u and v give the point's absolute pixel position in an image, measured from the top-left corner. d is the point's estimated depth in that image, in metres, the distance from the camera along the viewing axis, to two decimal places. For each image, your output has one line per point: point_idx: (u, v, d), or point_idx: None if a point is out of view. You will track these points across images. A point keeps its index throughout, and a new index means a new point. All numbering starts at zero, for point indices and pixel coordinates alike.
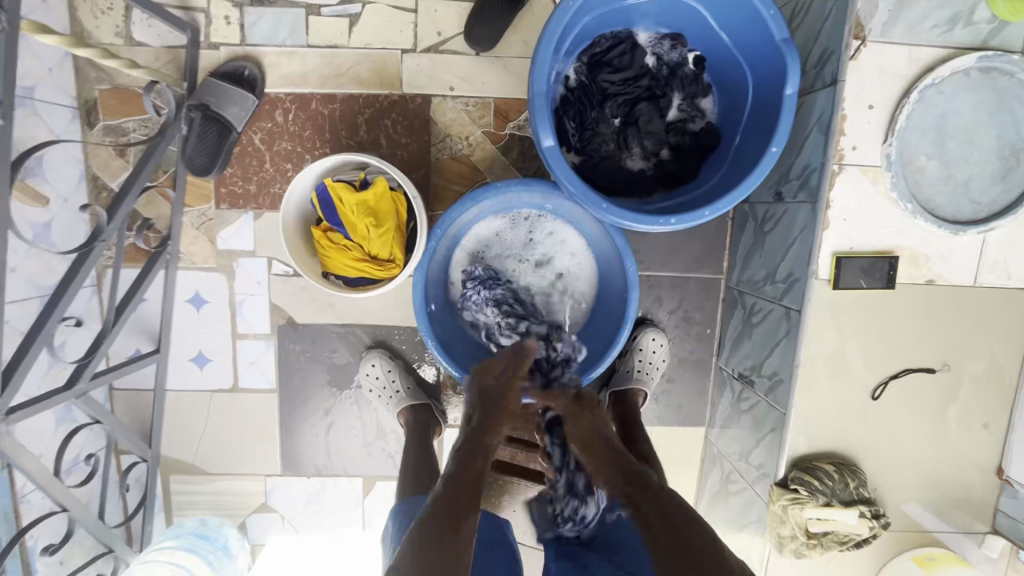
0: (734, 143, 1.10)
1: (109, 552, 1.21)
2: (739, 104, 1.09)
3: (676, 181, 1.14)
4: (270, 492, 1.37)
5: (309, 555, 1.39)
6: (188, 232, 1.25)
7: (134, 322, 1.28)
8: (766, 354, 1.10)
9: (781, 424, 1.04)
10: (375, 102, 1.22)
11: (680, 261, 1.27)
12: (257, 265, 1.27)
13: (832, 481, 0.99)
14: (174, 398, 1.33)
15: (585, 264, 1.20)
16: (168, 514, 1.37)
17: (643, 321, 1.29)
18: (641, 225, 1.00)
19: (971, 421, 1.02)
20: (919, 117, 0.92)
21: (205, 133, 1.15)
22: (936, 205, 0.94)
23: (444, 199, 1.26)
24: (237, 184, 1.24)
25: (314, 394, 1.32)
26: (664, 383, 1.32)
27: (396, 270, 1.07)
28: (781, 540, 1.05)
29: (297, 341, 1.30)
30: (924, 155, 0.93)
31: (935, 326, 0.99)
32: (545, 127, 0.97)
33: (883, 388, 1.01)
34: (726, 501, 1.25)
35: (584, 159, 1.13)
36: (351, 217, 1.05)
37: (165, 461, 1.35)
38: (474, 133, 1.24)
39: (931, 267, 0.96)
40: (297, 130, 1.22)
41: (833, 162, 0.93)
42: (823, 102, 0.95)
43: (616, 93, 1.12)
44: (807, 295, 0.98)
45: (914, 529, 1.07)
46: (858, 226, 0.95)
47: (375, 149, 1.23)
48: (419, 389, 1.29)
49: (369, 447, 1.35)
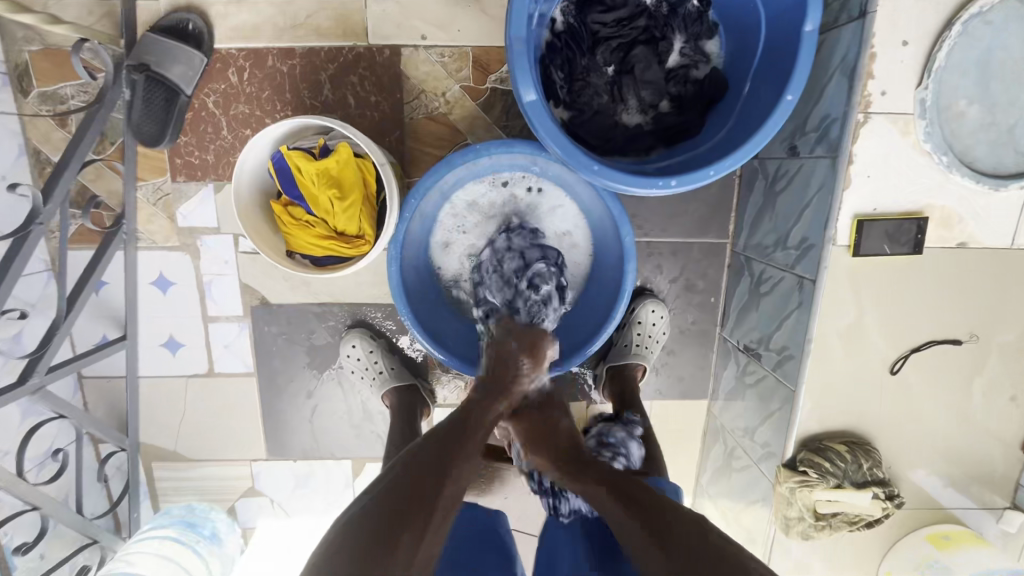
0: (743, 91, 0.97)
1: (94, 543, 1.18)
2: (749, 45, 0.96)
3: (678, 137, 1.02)
4: (257, 476, 1.33)
5: (301, 537, 1.36)
6: (144, 209, 1.15)
7: (98, 307, 1.20)
8: (775, 327, 1.01)
9: (790, 402, 0.96)
10: (339, 56, 1.08)
11: (681, 226, 1.16)
12: (222, 242, 1.17)
13: (845, 463, 0.92)
14: (149, 385, 1.26)
15: (580, 231, 1.09)
16: (154, 500, 1.34)
17: (642, 292, 1.20)
18: (638, 189, 0.89)
19: (997, 394, 0.94)
20: (960, 53, 0.79)
21: (151, 96, 1.04)
22: (974, 157, 0.82)
23: (422, 164, 1.14)
24: (194, 154, 1.12)
25: (295, 377, 1.25)
26: (665, 356, 1.24)
27: (366, 246, 0.97)
28: (787, 522, 1.00)
29: (272, 322, 1.21)
30: (964, 99, 0.80)
31: (965, 293, 0.89)
32: (526, 80, 0.85)
33: (903, 361, 0.92)
34: (729, 477, 1.20)
35: (574, 115, 1.01)
36: (312, 189, 0.95)
37: (146, 448, 1.30)
38: (452, 88, 1.11)
39: (964, 229, 0.86)
40: (254, 92, 1.10)
41: (857, 111, 0.81)
42: (848, 40, 0.82)
43: (609, 38, 0.99)
44: (823, 263, 0.88)
45: (929, 506, 1.01)
46: (884, 185, 0.84)
47: (342, 110, 1.10)
48: (405, 369, 1.22)
49: (356, 429, 1.30)
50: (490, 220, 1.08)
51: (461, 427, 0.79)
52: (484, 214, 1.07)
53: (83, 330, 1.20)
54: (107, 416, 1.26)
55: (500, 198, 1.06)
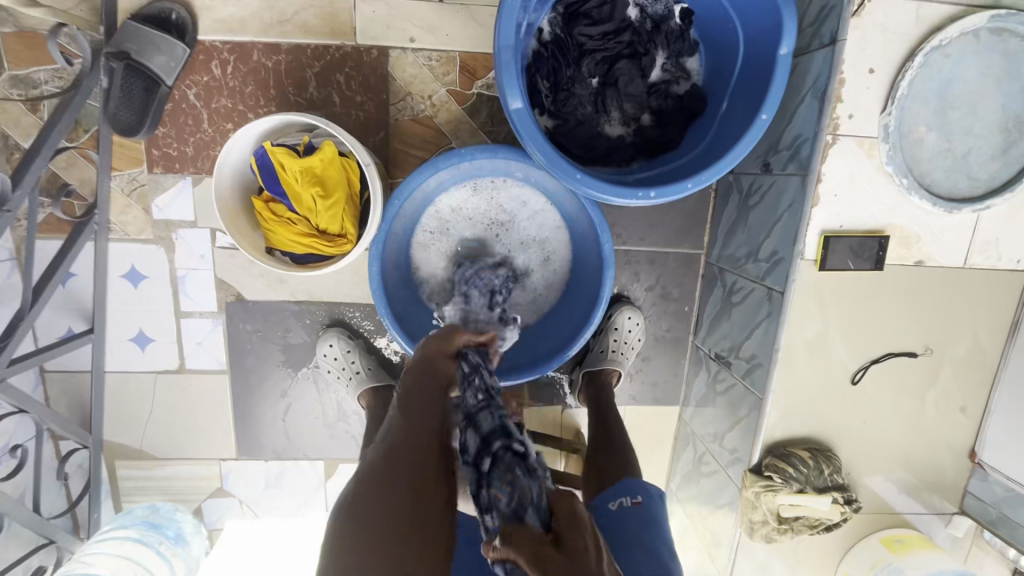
0: (721, 108, 1.01)
1: (51, 543, 1.14)
2: (727, 64, 1.00)
3: (657, 150, 1.05)
4: (226, 476, 1.30)
5: (269, 539, 1.34)
6: (118, 200, 1.12)
7: (64, 299, 1.16)
8: (745, 337, 1.05)
9: (758, 409, 1.00)
10: (325, 54, 1.08)
11: (659, 235, 1.19)
12: (198, 236, 1.15)
13: (807, 468, 0.96)
14: (115, 381, 1.23)
15: (558, 237, 1.12)
16: (116, 500, 1.30)
17: (619, 299, 1.23)
18: (619, 199, 0.91)
19: (948, 405, 1.00)
20: (923, 82, 0.84)
21: (129, 86, 1.02)
22: (932, 180, 0.87)
23: (406, 165, 1.15)
24: (172, 145, 1.10)
25: (269, 375, 1.24)
26: (639, 362, 1.27)
27: (348, 246, 0.97)
28: (752, 526, 1.03)
29: (248, 319, 1.20)
30: (924, 125, 0.85)
31: (921, 309, 0.94)
32: (513, 86, 0.86)
33: (863, 372, 0.97)
34: (698, 481, 1.23)
35: (558, 124, 1.03)
36: (295, 186, 0.94)
37: (109, 446, 1.27)
38: (438, 92, 1.12)
39: (922, 247, 0.91)
40: (238, 86, 1.08)
41: (827, 132, 0.85)
42: (819, 65, 0.86)
43: (594, 50, 1.01)
44: (792, 276, 0.92)
45: (884, 511, 1.06)
46: (850, 203, 0.88)
47: (327, 108, 1.10)
48: (382, 369, 1.21)
49: (331, 429, 1.28)
50: (469, 232, 1.10)
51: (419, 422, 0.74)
52: (464, 228, 1.09)
53: (47, 322, 1.16)
54: (69, 411, 1.22)
55: (481, 209, 1.08)
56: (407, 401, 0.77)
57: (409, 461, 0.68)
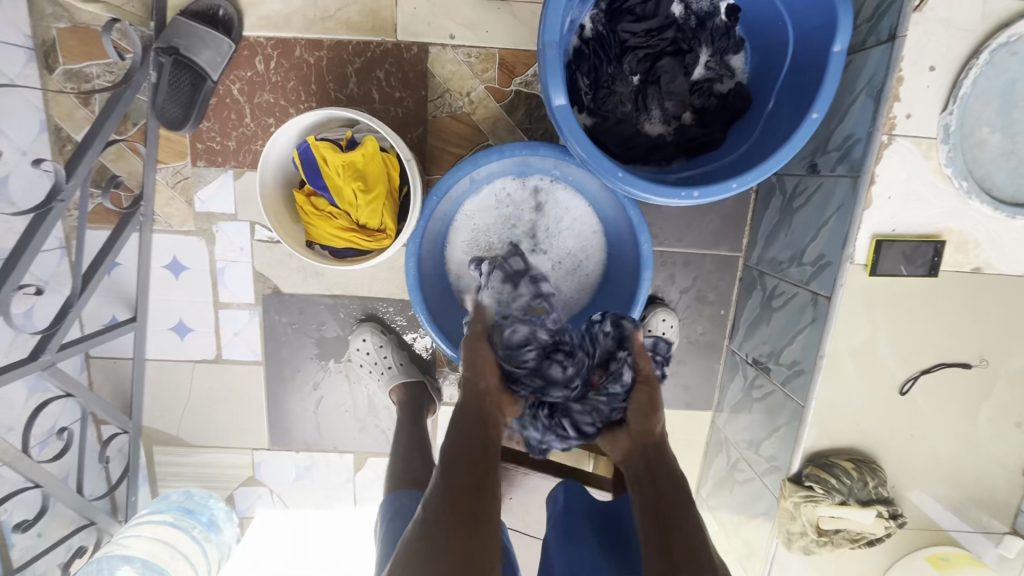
0: (766, 107, 0.98)
1: (91, 524, 1.17)
2: (773, 62, 0.97)
3: (698, 149, 1.03)
4: (258, 465, 1.32)
5: (298, 529, 1.36)
6: (162, 192, 1.15)
7: (109, 288, 1.20)
8: (786, 342, 1.02)
9: (799, 417, 0.97)
10: (366, 50, 1.09)
11: (697, 237, 1.17)
12: (238, 229, 1.17)
13: (850, 480, 0.92)
14: (155, 368, 1.26)
15: (593, 242, 1.11)
16: (153, 485, 1.33)
17: (653, 300, 1.21)
18: (660, 198, 0.90)
19: (1003, 419, 0.95)
20: (987, 81, 0.80)
21: (177, 80, 1.04)
22: (994, 183, 0.84)
23: (443, 162, 1.15)
24: (216, 139, 1.13)
25: (302, 367, 1.25)
26: (672, 365, 1.25)
27: (387, 240, 0.97)
28: (789, 536, 1.00)
29: (284, 311, 1.21)
30: (986, 126, 0.82)
31: (977, 318, 0.90)
32: (557, 83, 0.85)
33: (913, 382, 0.93)
34: (731, 489, 1.20)
35: (597, 122, 1.02)
36: (336, 180, 0.95)
37: (148, 432, 1.30)
38: (476, 88, 1.12)
39: (980, 254, 0.87)
40: (280, 81, 1.10)
41: (882, 132, 0.82)
42: (875, 62, 0.84)
43: (637, 47, 1.00)
44: (839, 280, 0.89)
45: (929, 528, 1.02)
46: (904, 206, 0.85)
47: (366, 104, 1.11)
48: (413, 364, 1.22)
49: (361, 423, 1.29)
50: (497, 244, 1.09)
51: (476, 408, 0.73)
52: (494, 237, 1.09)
53: (93, 309, 1.20)
54: (111, 397, 1.25)
55: (510, 222, 1.08)
56: (463, 417, 0.72)
57: (474, 491, 0.65)
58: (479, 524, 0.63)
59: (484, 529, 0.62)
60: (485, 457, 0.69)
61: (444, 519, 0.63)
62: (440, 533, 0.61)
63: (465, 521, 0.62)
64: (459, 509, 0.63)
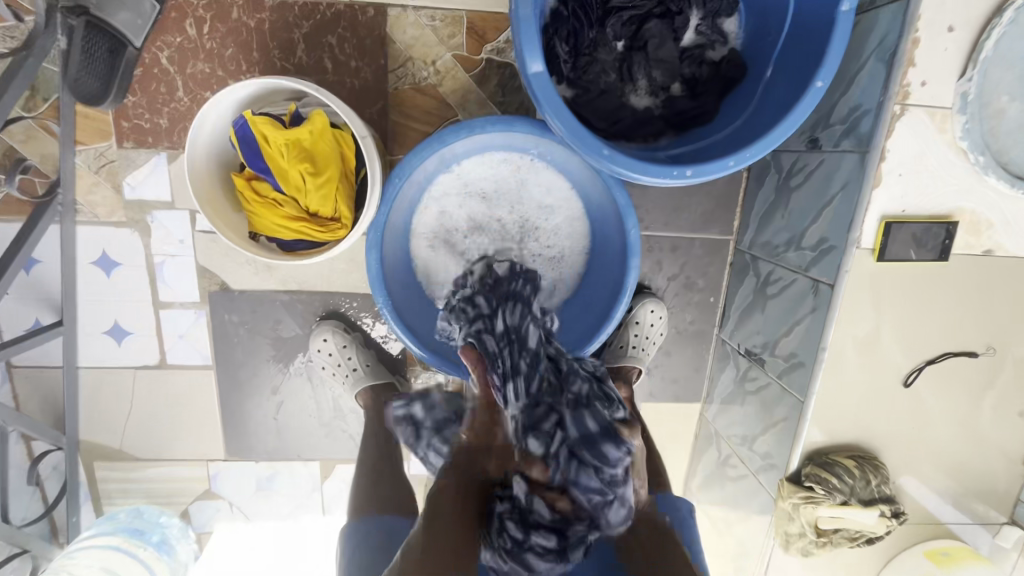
0: (763, 76, 0.89)
1: (24, 552, 1.07)
2: (771, 26, 0.88)
3: (689, 123, 0.93)
4: (214, 478, 1.21)
5: (260, 544, 1.26)
6: (84, 177, 1.00)
7: (28, 288, 1.05)
8: (782, 333, 0.95)
9: (797, 412, 0.91)
10: (316, 12, 0.95)
11: (686, 220, 1.09)
12: (175, 219, 1.04)
13: (853, 479, 0.87)
14: (89, 376, 1.12)
15: (577, 229, 1.01)
16: (97, 504, 1.20)
17: (640, 289, 1.13)
18: (651, 178, 0.80)
19: (1007, 409, 0.90)
20: (1009, 44, 0.72)
21: (91, 47, 0.89)
22: (1010, 157, 0.77)
23: (407, 141, 1.03)
24: (144, 116, 0.98)
25: (258, 371, 1.13)
26: (660, 357, 1.17)
27: (342, 231, 0.85)
28: (787, 538, 0.95)
29: (234, 310, 1.09)
30: (1006, 94, 0.74)
31: (985, 306, 0.84)
32: (533, 46, 0.75)
33: (917, 373, 0.87)
34: (723, 484, 1.15)
35: (579, 93, 0.91)
36: (280, 161, 0.82)
37: (86, 447, 1.17)
38: (442, 57, 1.00)
39: (992, 236, 0.80)
40: (216, 48, 0.96)
41: (893, 102, 0.74)
42: (887, 23, 0.75)
43: (621, 8, 0.90)
44: (843, 267, 0.82)
45: (927, 521, 0.97)
46: (914, 184, 0.77)
47: (317, 75, 0.98)
48: (381, 365, 1.12)
49: (327, 428, 1.19)
50: (479, 229, 0.99)
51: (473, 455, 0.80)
52: (481, 215, 0.98)
53: (12, 313, 1.06)
54: (40, 410, 1.12)
55: (488, 205, 0.98)
56: (465, 463, 0.79)
57: (455, 530, 0.71)
58: (458, 546, 0.70)
59: (458, 553, 0.70)
60: (470, 499, 0.75)
61: (435, 528, 0.72)
62: (426, 550, 0.69)
63: (450, 536, 0.71)
64: (454, 530, 0.72)
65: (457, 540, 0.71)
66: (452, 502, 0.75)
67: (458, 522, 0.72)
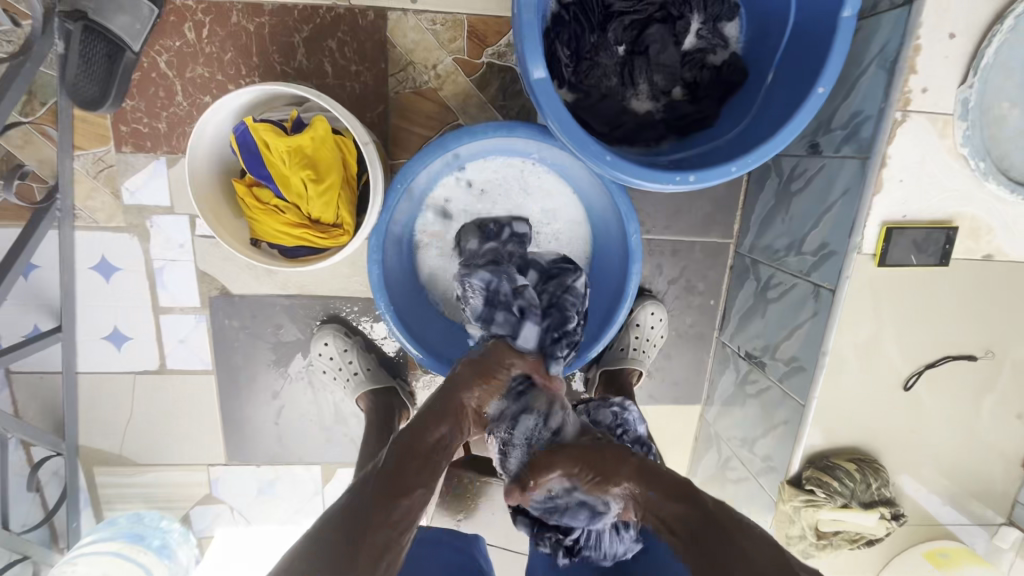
0: (764, 81, 0.89)
1: (24, 559, 1.07)
2: (772, 31, 0.88)
3: (690, 127, 0.94)
4: (215, 482, 1.21)
5: (261, 547, 1.26)
6: (83, 182, 1.00)
7: (27, 294, 1.05)
8: (782, 337, 0.96)
9: (798, 416, 0.91)
10: (316, 16, 0.95)
11: (686, 223, 1.09)
12: (175, 224, 1.03)
13: (853, 482, 0.87)
14: (89, 381, 1.12)
15: (578, 233, 1.01)
16: (96, 509, 1.20)
17: (641, 293, 1.13)
18: (654, 184, 0.80)
19: (1005, 411, 0.91)
20: (1009, 50, 0.73)
21: (89, 52, 0.87)
22: (1010, 163, 0.77)
23: (407, 145, 1.03)
24: (143, 121, 0.98)
25: (258, 375, 1.13)
26: (660, 360, 1.18)
27: (344, 237, 0.85)
28: (788, 541, 0.96)
29: (234, 315, 1.09)
30: (1006, 101, 0.75)
31: (983, 309, 0.85)
32: (536, 52, 0.75)
33: (917, 377, 0.88)
34: (724, 485, 1.15)
35: (580, 97, 0.91)
36: (281, 168, 0.82)
37: (86, 452, 1.16)
38: (443, 61, 0.99)
39: (991, 241, 0.81)
40: (215, 52, 0.95)
41: (894, 108, 0.74)
42: (888, 29, 0.75)
43: (622, 13, 0.89)
44: (844, 272, 0.82)
45: (926, 522, 0.98)
46: (915, 189, 0.78)
47: (317, 79, 0.97)
48: (382, 369, 1.12)
49: (328, 432, 1.19)
50: None
51: (418, 435, 0.65)
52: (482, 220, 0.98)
53: (10, 319, 1.05)
54: (39, 415, 1.11)
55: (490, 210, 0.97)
56: (409, 445, 0.64)
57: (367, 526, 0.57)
58: (373, 539, 0.57)
59: (370, 558, 0.56)
60: (400, 485, 0.61)
61: (340, 530, 0.57)
62: (324, 548, 0.55)
63: (362, 530, 0.57)
64: (373, 508, 0.59)
65: (373, 533, 0.57)
66: (375, 490, 0.60)
67: (372, 518, 0.58)
